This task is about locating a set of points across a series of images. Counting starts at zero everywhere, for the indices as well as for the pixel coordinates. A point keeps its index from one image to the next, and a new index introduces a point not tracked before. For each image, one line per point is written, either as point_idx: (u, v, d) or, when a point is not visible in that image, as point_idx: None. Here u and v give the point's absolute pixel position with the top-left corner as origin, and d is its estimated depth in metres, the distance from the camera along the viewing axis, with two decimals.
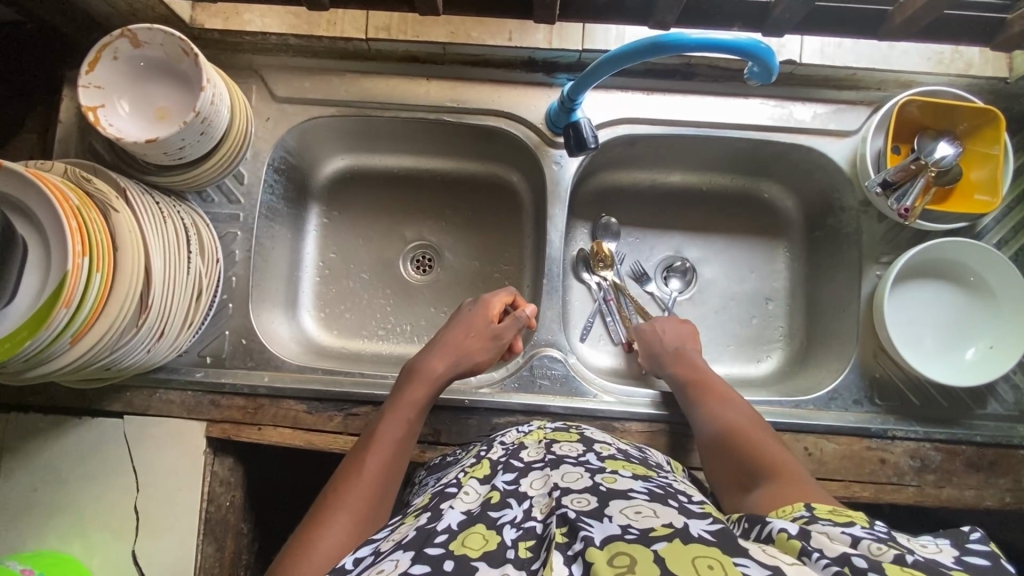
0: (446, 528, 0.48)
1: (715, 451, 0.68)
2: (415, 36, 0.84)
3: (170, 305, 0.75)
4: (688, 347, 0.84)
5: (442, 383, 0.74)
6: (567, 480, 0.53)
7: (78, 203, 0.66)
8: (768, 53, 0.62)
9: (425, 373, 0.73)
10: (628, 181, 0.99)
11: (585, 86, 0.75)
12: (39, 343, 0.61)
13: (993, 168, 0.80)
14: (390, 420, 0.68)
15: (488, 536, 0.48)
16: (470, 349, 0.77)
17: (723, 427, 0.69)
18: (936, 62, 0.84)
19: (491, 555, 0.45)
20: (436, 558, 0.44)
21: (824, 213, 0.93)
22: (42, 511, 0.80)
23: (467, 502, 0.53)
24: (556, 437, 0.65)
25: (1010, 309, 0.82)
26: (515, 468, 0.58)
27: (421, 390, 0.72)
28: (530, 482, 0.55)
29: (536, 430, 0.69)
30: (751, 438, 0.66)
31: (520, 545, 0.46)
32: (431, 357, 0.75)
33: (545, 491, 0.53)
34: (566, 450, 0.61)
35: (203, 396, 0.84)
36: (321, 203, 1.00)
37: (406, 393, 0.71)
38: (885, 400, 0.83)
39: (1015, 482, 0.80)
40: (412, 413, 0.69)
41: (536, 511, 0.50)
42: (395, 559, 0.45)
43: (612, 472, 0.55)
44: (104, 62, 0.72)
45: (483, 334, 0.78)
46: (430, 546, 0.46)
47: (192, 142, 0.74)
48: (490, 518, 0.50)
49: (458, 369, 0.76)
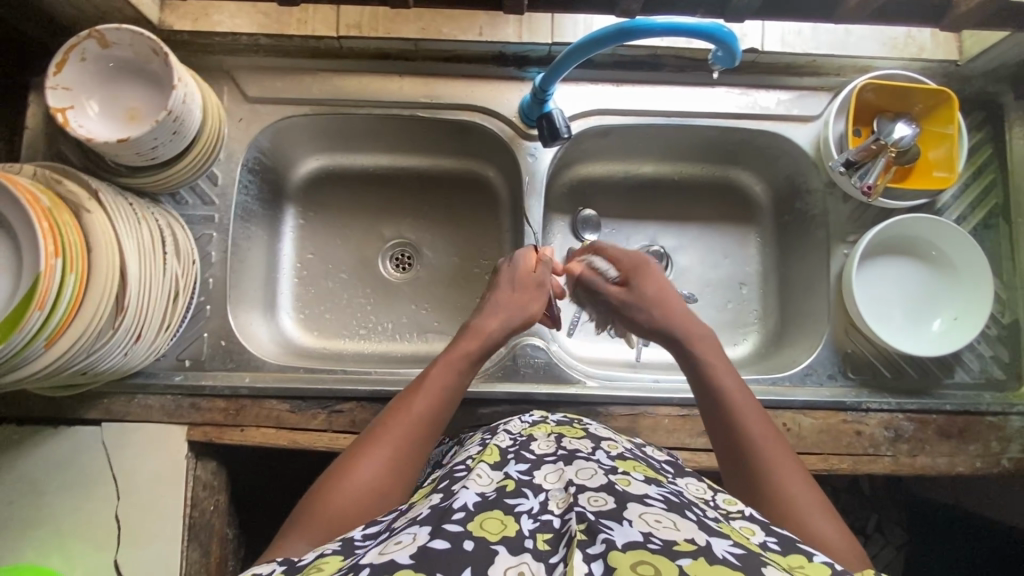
0: (463, 507, 0.48)
1: (723, 427, 0.62)
2: (387, 32, 0.85)
3: (147, 306, 0.75)
4: (680, 302, 0.74)
5: (495, 341, 0.71)
6: (581, 476, 0.53)
7: (50, 205, 0.65)
8: (731, 37, 0.65)
9: (478, 329, 0.70)
10: (602, 172, 1.00)
11: (555, 76, 0.76)
12: (12, 347, 0.60)
13: (949, 146, 0.84)
14: (438, 369, 0.65)
15: (506, 521, 0.47)
16: (521, 304, 0.74)
17: (739, 408, 0.63)
18: (891, 46, 0.87)
19: (510, 541, 0.45)
20: (455, 535, 0.45)
21: (792, 197, 0.96)
22: (21, 524, 0.79)
23: (481, 485, 0.52)
24: (562, 431, 0.65)
25: (972, 279, 0.85)
26: (527, 460, 0.57)
27: (473, 345, 0.69)
28: (545, 475, 0.54)
29: (541, 421, 0.68)
30: (771, 432, 0.61)
31: (538, 537, 0.46)
32: (483, 316, 0.72)
33: (561, 486, 0.52)
34: (576, 446, 0.60)
35: (183, 400, 0.83)
36: (297, 203, 0.99)
37: (456, 346, 0.69)
38: (859, 373, 0.86)
39: (984, 447, 0.83)
40: (461, 368, 0.67)
41: (553, 504, 0.50)
42: (413, 533, 0.46)
43: (626, 473, 0.55)
44: (71, 65, 0.72)
45: (529, 285, 0.76)
46: (448, 522, 0.46)
47: (164, 141, 0.73)
48: (507, 505, 0.49)
49: (510, 325, 0.72)
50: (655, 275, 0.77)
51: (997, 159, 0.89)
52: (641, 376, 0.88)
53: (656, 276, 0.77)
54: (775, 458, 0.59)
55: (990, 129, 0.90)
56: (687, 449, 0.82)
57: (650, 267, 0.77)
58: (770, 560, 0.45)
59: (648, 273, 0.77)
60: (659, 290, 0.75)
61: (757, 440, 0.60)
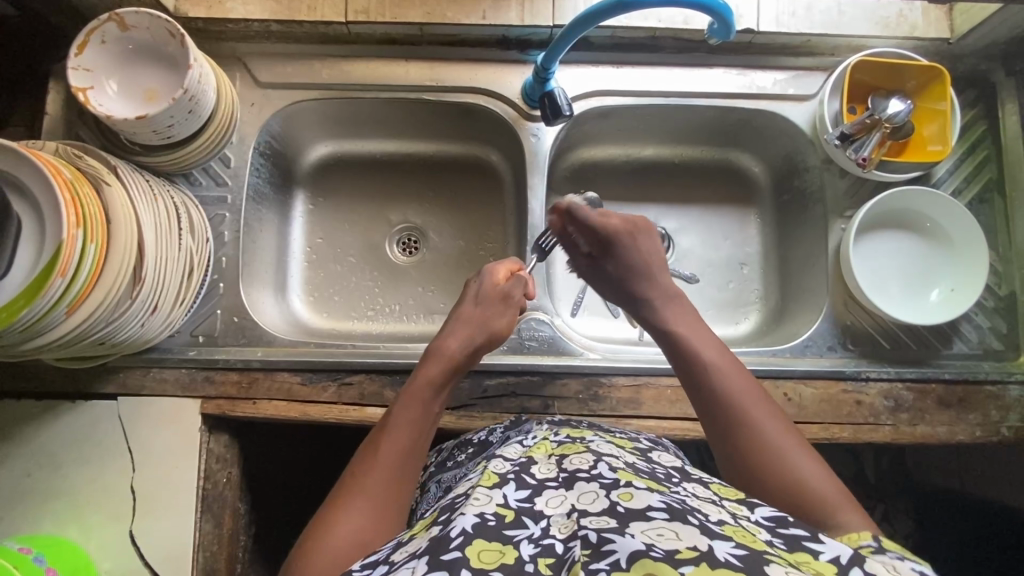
0: (461, 532, 0.47)
1: (714, 410, 0.62)
2: (393, 17, 0.88)
3: (163, 279, 0.77)
4: (654, 274, 0.75)
5: (460, 361, 0.70)
6: (584, 501, 0.50)
7: (72, 178, 0.67)
8: (725, 9, 0.68)
9: (441, 352, 0.70)
10: (603, 156, 1.03)
11: (556, 55, 0.79)
12: (36, 312, 0.62)
13: (942, 123, 0.86)
14: (406, 402, 0.64)
15: (505, 549, 0.46)
16: (483, 322, 0.74)
17: (722, 380, 0.63)
18: (883, 26, 0.89)
19: (507, 567, 0.44)
20: (452, 563, 0.44)
21: (789, 175, 0.98)
22: (39, 496, 0.81)
23: (478, 505, 0.50)
24: (563, 450, 0.60)
25: (966, 250, 0.88)
26: (528, 485, 0.53)
27: (436, 367, 0.68)
28: (546, 501, 0.51)
29: (542, 442, 0.64)
30: (758, 402, 0.61)
31: (540, 561, 0.45)
32: (445, 338, 0.71)
33: (563, 511, 0.49)
34: (577, 465, 0.56)
35: (197, 373, 0.85)
36: (306, 189, 1.02)
37: (419, 374, 0.68)
38: (858, 345, 0.88)
39: (983, 416, 0.84)
40: (427, 394, 0.66)
41: (556, 529, 0.48)
42: (412, 566, 0.45)
43: (627, 485, 0.51)
44: (92, 47, 0.75)
45: (494, 303, 0.76)
46: (445, 552, 0.45)
47: (180, 120, 0.76)
48: (505, 536, 0.47)
49: (473, 344, 0.72)
50: (635, 246, 0.75)
51: (990, 135, 0.91)
52: (644, 350, 0.90)
53: (631, 248, 0.75)
54: (765, 429, 0.59)
55: (983, 106, 0.92)
56: (689, 418, 0.84)
57: (639, 237, 0.76)
58: (774, 556, 0.44)
59: (624, 246, 0.75)
60: (635, 265, 0.75)
61: (752, 423, 0.59)
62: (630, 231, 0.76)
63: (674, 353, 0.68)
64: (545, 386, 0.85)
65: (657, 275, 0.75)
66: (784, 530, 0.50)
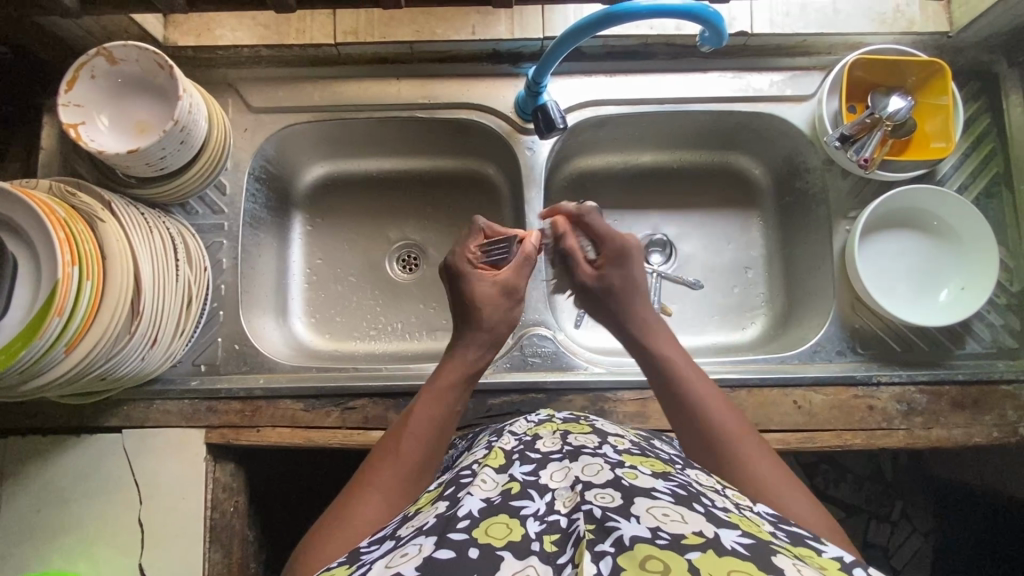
0: (467, 514, 0.46)
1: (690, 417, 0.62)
2: (382, 36, 0.88)
3: (161, 312, 0.77)
4: (644, 294, 0.73)
5: (478, 366, 0.69)
6: (587, 473, 0.49)
7: (65, 216, 0.67)
8: (716, 17, 0.67)
9: (460, 353, 0.68)
10: (601, 164, 1.01)
11: (548, 67, 0.78)
12: (34, 353, 0.62)
13: (944, 118, 0.84)
14: (426, 401, 0.63)
15: (512, 525, 0.45)
16: (493, 326, 0.70)
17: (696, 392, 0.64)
18: (879, 22, 0.88)
19: (515, 545, 0.43)
20: (459, 544, 0.43)
21: (791, 177, 0.96)
22: (48, 532, 0.81)
23: (485, 489, 0.49)
24: (568, 427, 0.60)
25: (973, 248, 0.86)
26: (532, 460, 0.53)
27: (454, 370, 0.67)
28: (550, 474, 0.50)
29: (547, 420, 0.63)
30: (747, 427, 0.61)
31: (545, 539, 0.43)
32: (462, 341, 0.69)
33: (567, 484, 0.48)
34: (582, 441, 0.56)
35: (200, 403, 0.84)
36: (303, 211, 1.01)
37: (437, 375, 0.67)
38: (868, 348, 0.86)
39: (1000, 417, 0.82)
40: (448, 396, 0.65)
41: (560, 504, 0.47)
42: (419, 543, 0.44)
43: (632, 466, 0.51)
44: (82, 82, 0.75)
45: (497, 300, 0.71)
46: (452, 532, 0.44)
47: (172, 151, 0.76)
48: (511, 508, 0.46)
49: (488, 350, 0.70)
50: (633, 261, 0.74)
51: (995, 128, 0.89)
52: None
53: (636, 266, 0.74)
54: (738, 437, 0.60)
55: (987, 98, 0.90)
56: None
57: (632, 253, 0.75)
58: (780, 548, 0.43)
59: (632, 262, 0.74)
60: (630, 283, 0.73)
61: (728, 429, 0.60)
62: (639, 249, 0.75)
63: (647, 365, 0.68)
64: (550, 404, 0.84)
65: (648, 295, 0.74)
66: (786, 527, 0.49)
